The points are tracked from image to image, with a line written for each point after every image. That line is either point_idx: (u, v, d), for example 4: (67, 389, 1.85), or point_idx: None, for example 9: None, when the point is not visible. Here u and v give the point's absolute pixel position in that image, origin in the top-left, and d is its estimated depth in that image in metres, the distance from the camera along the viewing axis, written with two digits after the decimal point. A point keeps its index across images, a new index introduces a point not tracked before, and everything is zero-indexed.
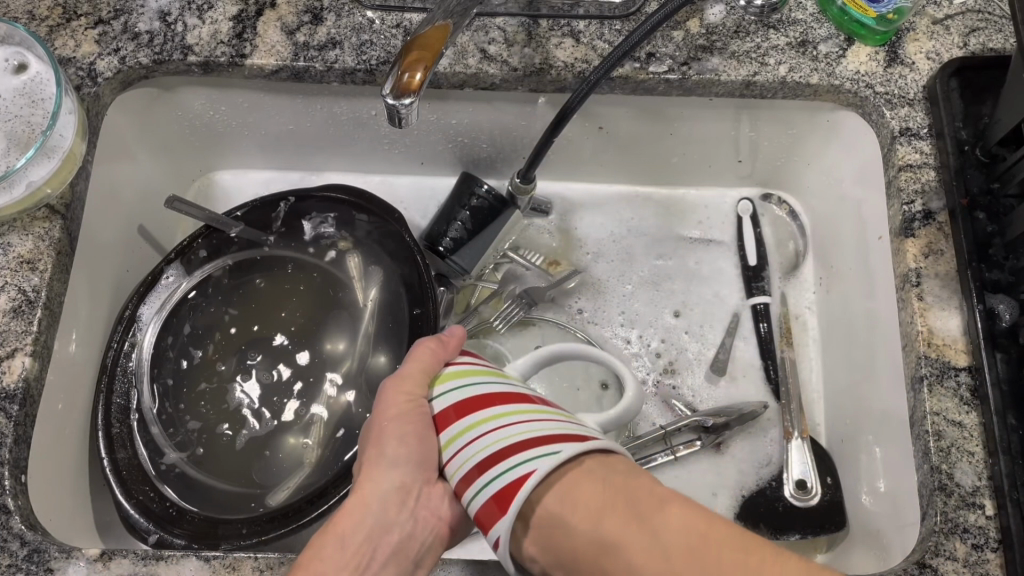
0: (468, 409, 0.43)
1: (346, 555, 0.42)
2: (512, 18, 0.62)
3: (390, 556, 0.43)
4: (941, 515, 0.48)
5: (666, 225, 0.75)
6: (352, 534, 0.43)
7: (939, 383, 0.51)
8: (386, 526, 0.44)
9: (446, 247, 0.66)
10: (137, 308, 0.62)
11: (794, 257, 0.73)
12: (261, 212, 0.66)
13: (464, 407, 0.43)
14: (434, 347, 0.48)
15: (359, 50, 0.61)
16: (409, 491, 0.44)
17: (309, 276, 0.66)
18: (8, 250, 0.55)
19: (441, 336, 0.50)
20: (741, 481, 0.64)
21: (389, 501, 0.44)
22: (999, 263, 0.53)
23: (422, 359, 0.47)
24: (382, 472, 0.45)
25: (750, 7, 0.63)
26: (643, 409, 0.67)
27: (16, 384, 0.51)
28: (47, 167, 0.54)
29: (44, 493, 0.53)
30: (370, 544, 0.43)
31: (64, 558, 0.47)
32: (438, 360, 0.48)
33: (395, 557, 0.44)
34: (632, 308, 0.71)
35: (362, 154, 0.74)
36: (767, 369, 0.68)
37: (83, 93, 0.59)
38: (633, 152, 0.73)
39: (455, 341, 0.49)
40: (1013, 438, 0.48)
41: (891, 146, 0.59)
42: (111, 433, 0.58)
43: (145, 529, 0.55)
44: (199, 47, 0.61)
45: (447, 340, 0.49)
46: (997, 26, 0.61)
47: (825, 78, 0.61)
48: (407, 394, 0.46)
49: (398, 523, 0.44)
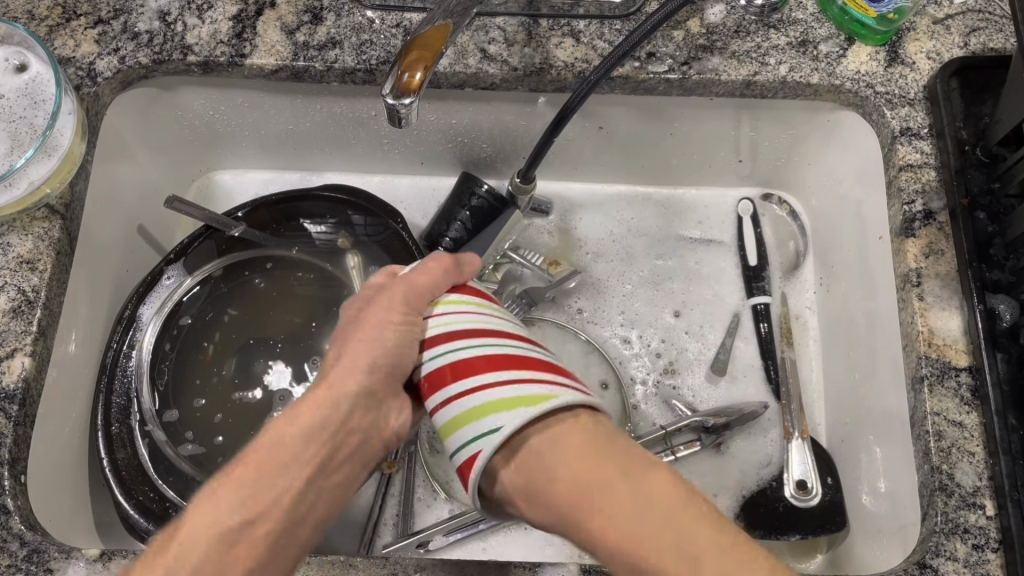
0: (465, 372, 0.41)
1: (300, 456, 0.41)
2: (512, 18, 0.62)
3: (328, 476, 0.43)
4: (942, 515, 0.48)
5: (666, 226, 0.75)
6: (309, 429, 0.42)
7: (939, 384, 0.51)
8: (346, 426, 0.44)
9: (446, 247, 0.66)
10: (138, 308, 0.61)
11: (794, 257, 0.73)
12: (263, 213, 0.66)
13: (460, 367, 0.42)
14: (442, 272, 0.48)
15: (359, 49, 0.61)
16: (373, 398, 0.45)
17: (312, 281, 0.66)
18: (8, 250, 0.55)
19: (454, 259, 0.50)
20: (742, 482, 0.64)
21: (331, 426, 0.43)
22: (999, 263, 0.53)
23: (429, 278, 0.48)
24: (345, 383, 0.44)
25: (750, 7, 0.63)
26: (643, 409, 0.67)
27: (16, 384, 0.51)
28: (47, 167, 0.54)
29: (43, 492, 0.53)
30: (331, 441, 0.42)
31: (63, 559, 0.47)
32: (446, 280, 0.48)
33: (354, 456, 0.44)
34: (632, 308, 0.71)
35: (362, 155, 0.74)
36: (767, 369, 0.67)
37: (83, 93, 0.59)
38: (633, 152, 0.72)
39: (467, 270, 0.50)
40: (1014, 438, 0.48)
41: (891, 146, 0.59)
42: (111, 433, 0.58)
43: (144, 529, 0.56)
44: (199, 47, 0.61)
45: (460, 265, 0.50)
46: (997, 25, 0.61)
47: (825, 77, 0.61)
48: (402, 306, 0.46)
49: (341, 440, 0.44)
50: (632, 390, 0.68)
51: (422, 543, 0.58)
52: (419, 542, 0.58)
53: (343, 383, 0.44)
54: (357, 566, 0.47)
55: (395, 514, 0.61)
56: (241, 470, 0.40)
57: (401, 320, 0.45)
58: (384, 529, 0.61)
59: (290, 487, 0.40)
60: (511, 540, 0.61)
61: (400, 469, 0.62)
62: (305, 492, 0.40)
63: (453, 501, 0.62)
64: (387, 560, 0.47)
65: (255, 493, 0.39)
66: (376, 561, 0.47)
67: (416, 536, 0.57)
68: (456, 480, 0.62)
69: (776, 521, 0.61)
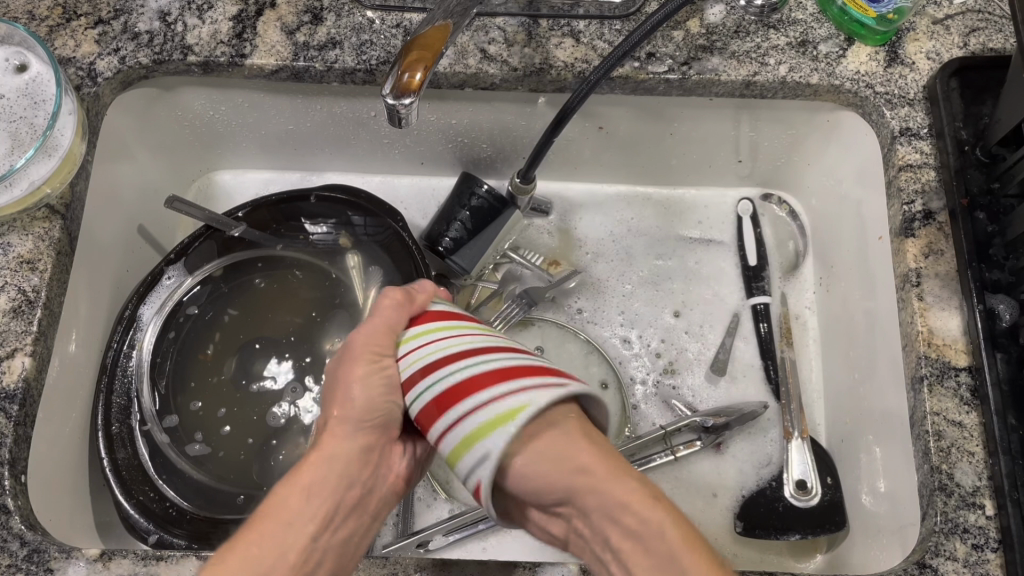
0: (448, 402, 0.38)
1: (306, 514, 0.41)
2: (512, 18, 0.62)
3: (350, 514, 0.43)
4: (941, 515, 0.48)
5: (666, 226, 0.75)
6: (311, 489, 0.42)
7: (939, 384, 0.51)
8: (350, 481, 0.43)
9: (446, 247, 0.66)
10: (138, 308, 0.61)
11: (794, 257, 0.73)
12: (263, 213, 0.66)
13: (444, 397, 0.39)
14: (398, 303, 0.46)
15: (359, 50, 0.61)
16: (375, 449, 0.45)
17: (313, 281, 0.66)
18: (8, 250, 0.55)
19: (406, 290, 0.48)
20: (742, 482, 0.64)
21: (349, 463, 0.44)
22: (999, 263, 0.54)
23: (385, 315, 0.45)
24: (344, 437, 0.44)
25: (750, 7, 0.63)
26: (642, 409, 0.67)
27: (16, 384, 0.51)
28: (47, 168, 0.54)
29: (43, 492, 0.53)
30: (334, 497, 0.42)
31: (64, 559, 0.47)
32: (401, 316, 0.46)
33: (358, 511, 0.44)
34: (632, 308, 0.71)
35: (362, 155, 0.74)
36: (766, 369, 0.68)
37: (83, 93, 0.59)
38: (633, 152, 0.73)
39: (424, 298, 0.47)
40: (1013, 439, 0.48)
41: (891, 146, 0.59)
42: (111, 433, 0.58)
43: (145, 529, 0.56)
44: (199, 47, 0.61)
45: (414, 295, 0.47)
46: (997, 25, 0.61)
47: (825, 78, 0.61)
48: (376, 349, 0.44)
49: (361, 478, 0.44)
50: (632, 390, 0.68)
51: (422, 543, 0.57)
52: (419, 541, 0.58)
53: (342, 438, 0.44)
54: (357, 567, 0.47)
55: (395, 514, 0.61)
56: (244, 539, 0.39)
57: (375, 362, 0.44)
58: (384, 529, 0.61)
59: (295, 548, 0.39)
60: (510, 540, 0.61)
61: None
62: (313, 549, 0.40)
63: (454, 502, 0.62)
64: (387, 560, 0.47)
65: (259, 558, 0.38)
66: (376, 561, 0.47)
67: (417, 536, 0.57)
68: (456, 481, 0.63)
69: (776, 521, 0.61)
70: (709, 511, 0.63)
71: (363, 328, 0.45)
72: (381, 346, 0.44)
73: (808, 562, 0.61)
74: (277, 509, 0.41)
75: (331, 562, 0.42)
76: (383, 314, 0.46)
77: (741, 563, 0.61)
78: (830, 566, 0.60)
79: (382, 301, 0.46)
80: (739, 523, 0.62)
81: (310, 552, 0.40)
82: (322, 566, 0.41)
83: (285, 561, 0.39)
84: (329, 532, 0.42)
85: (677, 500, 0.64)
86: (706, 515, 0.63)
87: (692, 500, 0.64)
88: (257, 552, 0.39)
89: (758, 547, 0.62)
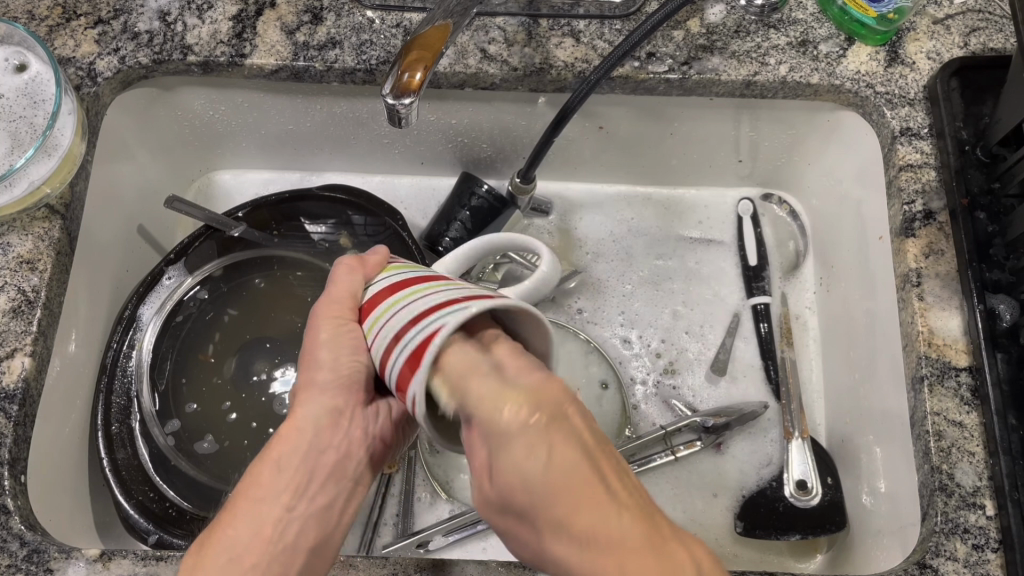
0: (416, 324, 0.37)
1: (276, 490, 0.42)
2: (512, 18, 0.62)
3: (328, 481, 0.44)
4: (941, 516, 0.48)
5: (666, 226, 0.75)
6: (281, 463, 0.42)
7: (940, 384, 0.51)
8: (320, 449, 0.43)
9: (446, 247, 0.66)
10: (138, 308, 0.61)
11: (794, 257, 0.73)
12: (262, 213, 0.66)
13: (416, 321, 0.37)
14: (353, 270, 0.45)
15: (359, 50, 0.61)
16: (343, 412, 0.44)
17: (312, 283, 0.66)
18: (8, 250, 0.55)
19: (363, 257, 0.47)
20: (742, 482, 0.64)
21: (320, 430, 0.44)
22: (999, 263, 0.53)
23: (344, 284, 0.45)
24: (309, 404, 0.44)
25: (750, 7, 0.63)
26: (643, 409, 0.67)
27: (16, 384, 0.51)
28: (47, 167, 0.54)
29: (43, 493, 0.53)
30: (304, 465, 0.43)
31: (63, 559, 0.47)
32: (359, 283, 0.45)
33: (337, 473, 0.44)
34: (632, 308, 0.71)
35: (362, 155, 0.74)
36: (767, 370, 0.68)
37: (83, 93, 0.59)
38: (633, 152, 0.73)
39: (378, 260, 0.46)
40: (1014, 438, 0.48)
41: (891, 146, 0.59)
42: (111, 433, 0.58)
43: (145, 529, 0.56)
44: (199, 47, 0.61)
45: (368, 260, 0.46)
46: (997, 26, 0.61)
47: (825, 77, 0.61)
48: (337, 315, 0.44)
49: (333, 443, 0.44)
50: (633, 390, 0.68)
51: (422, 543, 0.58)
52: (419, 542, 0.58)
53: (306, 406, 0.44)
54: (357, 566, 0.47)
55: (394, 515, 0.61)
56: (223, 520, 0.41)
57: (337, 329, 0.43)
58: (384, 529, 0.61)
59: (265, 522, 0.41)
60: None
61: (400, 470, 0.62)
62: (283, 523, 0.41)
63: (453, 502, 0.62)
64: (387, 560, 0.47)
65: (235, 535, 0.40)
66: (376, 561, 0.47)
67: (416, 537, 0.57)
68: (456, 480, 0.62)
69: (777, 521, 0.61)
70: (709, 511, 0.63)
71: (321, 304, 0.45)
72: (347, 313, 0.44)
73: (808, 563, 0.61)
74: (251, 487, 0.42)
75: (311, 528, 0.42)
76: (337, 286, 0.45)
77: (741, 563, 0.61)
78: (831, 566, 0.60)
79: (341, 271, 0.45)
80: (739, 523, 0.62)
81: (282, 525, 0.41)
82: (301, 536, 0.42)
83: (256, 539, 0.40)
84: (303, 499, 0.42)
85: (677, 499, 0.64)
86: (706, 515, 0.63)
87: (692, 500, 0.64)
88: (231, 534, 0.40)
89: (759, 547, 0.62)
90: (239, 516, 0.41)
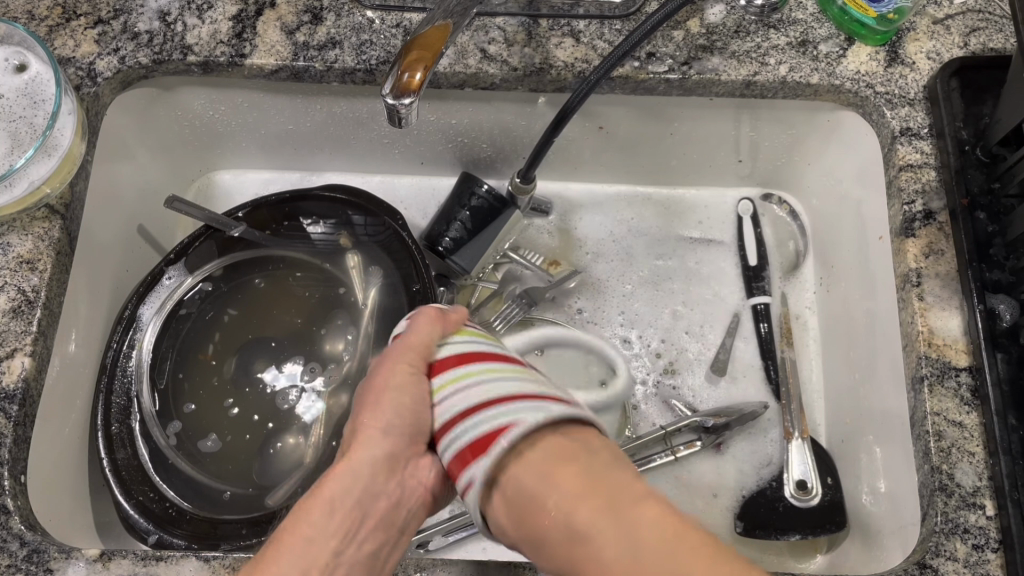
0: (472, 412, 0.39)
1: (326, 532, 0.39)
2: (512, 18, 0.62)
3: (376, 527, 0.42)
4: (941, 516, 0.48)
5: (666, 226, 0.75)
6: (334, 503, 0.41)
7: (939, 384, 0.51)
8: (372, 493, 0.42)
9: (446, 247, 0.66)
10: (138, 308, 0.62)
11: (794, 257, 0.73)
12: (262, 213, 0.66)
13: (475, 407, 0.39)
14: (434, 321, 0.48)
15: (359, 49, 0.61)
16: (400, 459, 0.43)
17: (312, 283, 0.66)
18: (8, 250, 0.54)
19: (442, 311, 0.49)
20: (742, 482, 0.64)
21: (376, 473, 0.43)
22: (999, 263, 0.53)
23: (425, 330, 0.47)
24: (370, 446, 0.43)
25: (750, 7, 0.63)
26: (643, 409, 0.67)
27: (16, 384, 0.51)
28: (47, 167, 0.54)
29: (43, 492, 0.53)
30: (357, 508, 0.41)
31: (63, 559, 0.47)
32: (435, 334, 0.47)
33: (387, 523, 0.42)
34: (632, 308, 0.71)
35: (362, 155, 0.74)
36: (767, 370, 0.68)
37: (83, 93, 0.59)
38: (632, 152, 0.73)
39: (458, 317, 0.49)
40: (1014, 438, 0.48)
41: (891, 146, 0.59)
42: (111, 433, 0.58)
43: (145, 529, 0.56)
44: (199, 47, 0.61)
45: (448, 315, 0.49)
46: (997, 26, 0.61)
47: (825, 78, 0.61)
48: (411, 361, 0.45)
49: (387, 490, 0.43)
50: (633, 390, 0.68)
51: (422, 543, 0.57)
52: (419, 542, 0.58)
53: (366, 448, 0.43)
54: None
55: None
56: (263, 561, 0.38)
57: (410, 375, 0.45)
58: None
59: (314, 565, 0.38)
60: None
61: None
62: (332, 567, 0.39)
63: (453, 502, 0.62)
64: None
65: None
66: None
67: (417, 537, 0.57)
68: None
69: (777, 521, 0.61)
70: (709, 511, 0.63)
71: (396, 350, 0.46)
72: (417, 360, 0.46)
73: (808, 563, 0.61)
74: (296, 526, 0.39)
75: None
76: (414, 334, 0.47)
77: None
78: (830, 566, 0.60)
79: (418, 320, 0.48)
80: (739, 524, 0.62)
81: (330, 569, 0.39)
82: None
83: None
84: (350, 543, 0.40)
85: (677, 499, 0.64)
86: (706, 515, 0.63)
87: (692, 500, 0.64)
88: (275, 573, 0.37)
89: (758, 548, 0.62)
90: (284, 551, 0.38)
